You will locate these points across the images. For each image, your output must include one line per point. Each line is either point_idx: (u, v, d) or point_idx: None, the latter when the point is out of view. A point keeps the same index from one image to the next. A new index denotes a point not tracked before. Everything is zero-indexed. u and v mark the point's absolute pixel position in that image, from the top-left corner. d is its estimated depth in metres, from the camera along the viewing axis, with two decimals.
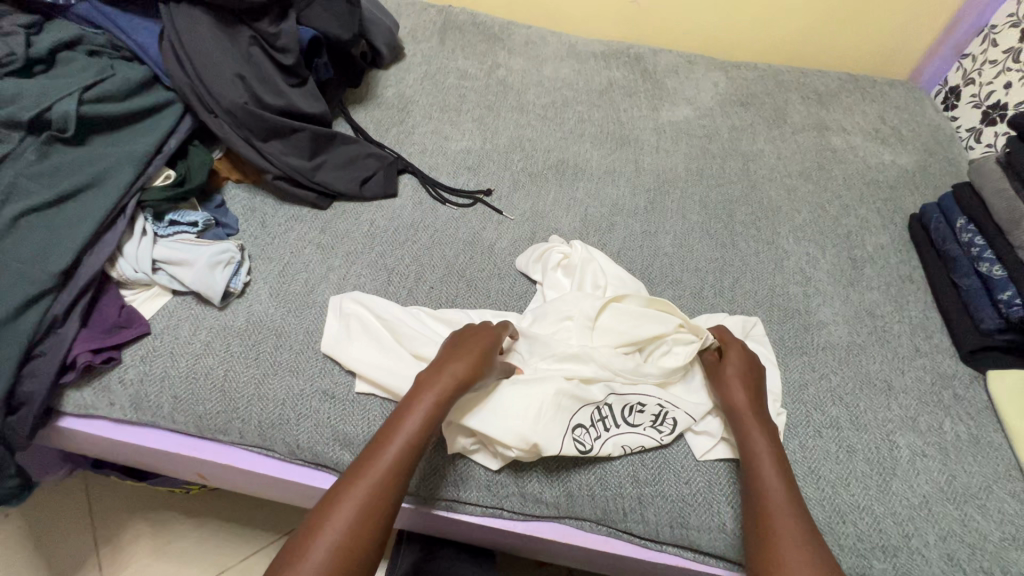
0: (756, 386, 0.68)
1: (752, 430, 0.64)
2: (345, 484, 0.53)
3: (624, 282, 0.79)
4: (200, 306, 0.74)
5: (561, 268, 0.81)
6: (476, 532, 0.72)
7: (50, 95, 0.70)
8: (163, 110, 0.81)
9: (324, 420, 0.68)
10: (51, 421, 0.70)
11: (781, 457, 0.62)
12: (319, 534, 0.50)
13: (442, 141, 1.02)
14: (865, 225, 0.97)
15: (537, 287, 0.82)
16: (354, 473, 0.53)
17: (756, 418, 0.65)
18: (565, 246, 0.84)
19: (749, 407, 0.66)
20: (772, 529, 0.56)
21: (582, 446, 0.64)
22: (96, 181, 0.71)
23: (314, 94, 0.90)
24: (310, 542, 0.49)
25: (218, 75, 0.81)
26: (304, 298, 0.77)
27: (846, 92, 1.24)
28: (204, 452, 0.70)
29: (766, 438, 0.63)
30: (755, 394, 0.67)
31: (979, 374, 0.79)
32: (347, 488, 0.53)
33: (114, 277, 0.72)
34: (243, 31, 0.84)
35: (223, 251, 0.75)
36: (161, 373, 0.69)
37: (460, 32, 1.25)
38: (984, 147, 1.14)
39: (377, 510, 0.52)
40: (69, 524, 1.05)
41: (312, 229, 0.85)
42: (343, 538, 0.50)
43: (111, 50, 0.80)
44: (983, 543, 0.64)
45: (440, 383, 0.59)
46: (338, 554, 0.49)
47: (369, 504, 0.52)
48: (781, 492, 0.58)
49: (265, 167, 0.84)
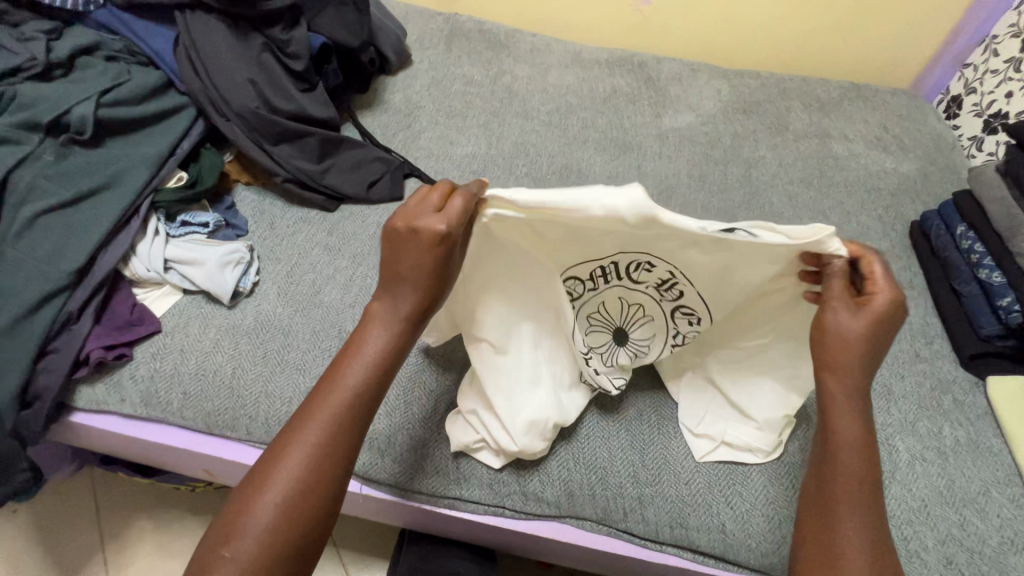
0: (874, 356, 0.53)
1: (842, 410, 0.53)
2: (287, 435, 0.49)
3: None
4: (210, 304, 0.76)
5: None
6: (477, 531, 0.72)
7: (69, 98, 0.73)
8: (177, 113, 0.83)
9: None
10: (63, 416, 0.72)
11: (872, 452, 0.52)
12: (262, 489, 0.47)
13: (448, 146, 1.04)
14: (866, 231, 0.98)
15: None
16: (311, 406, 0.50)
17: (853, 398, 0.53)
18: None
19: (850, 380, 0.53)
20: (833, 535, 0.50)
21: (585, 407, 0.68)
22: (111, 182, 0.73)
23: (323, 99, 0.92)
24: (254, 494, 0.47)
25: (231, 80, 0.83)
26: (312, 298, 0.79)
27: (848, 100, 1.26)
28: (211, 448, 0.72)
29: (860, 424, 0.53)
30: (870, 366, 0.53)
31: (979, 380, 0.80)
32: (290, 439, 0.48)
33: (127, 275, 0.74)
34: (255, 38, 0.86)
35: (234, 251, 0.77)
36: (171, 370, 0.71)
37: (467, 39, 1.28)
38: (986, 155, 1.15)
39: (325, 462, 0.48)
40: (77, 519, 1.06)
41: (320, 231, 0.87)
42: (293, 491, 0.47)
43: (127, 56, 0.83)
44: (981, 547, 0.64)
45: (393, 316, 0.52)
46: (284, 508, 0.46)
47: (314, 458, 0.48)
48: (857, 495, 0.51)
49: (275, 170, 0.86)
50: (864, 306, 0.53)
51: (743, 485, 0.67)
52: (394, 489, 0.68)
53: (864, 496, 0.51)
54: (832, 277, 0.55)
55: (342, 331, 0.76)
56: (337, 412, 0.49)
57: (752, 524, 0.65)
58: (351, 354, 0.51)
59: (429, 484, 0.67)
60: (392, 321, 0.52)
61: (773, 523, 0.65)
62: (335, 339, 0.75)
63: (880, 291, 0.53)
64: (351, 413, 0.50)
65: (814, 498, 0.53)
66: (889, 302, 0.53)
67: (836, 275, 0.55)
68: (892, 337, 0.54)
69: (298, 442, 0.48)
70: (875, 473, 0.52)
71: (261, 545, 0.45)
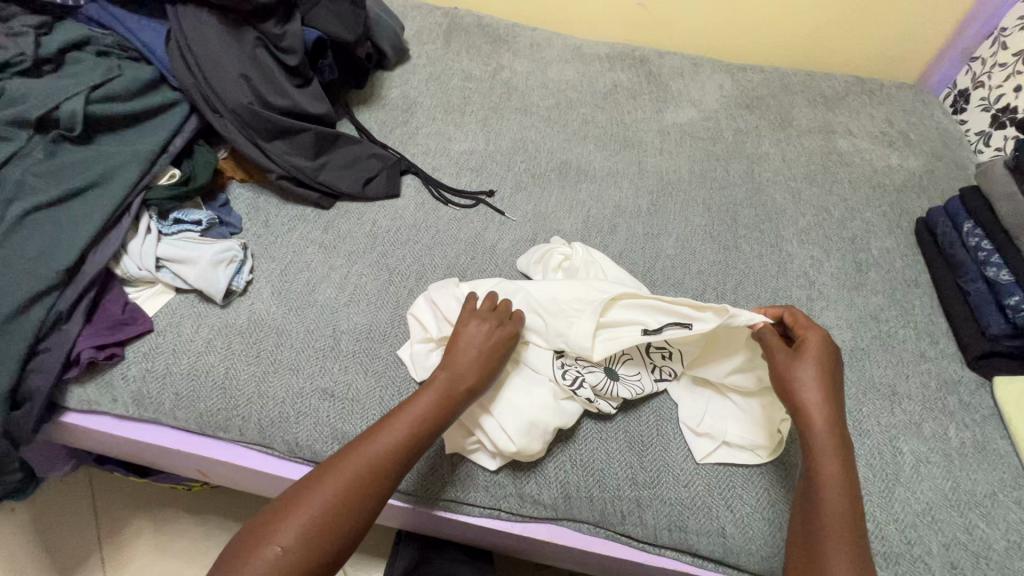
0: (832, 391, 0.59)
1: (821, 450, 0.56)
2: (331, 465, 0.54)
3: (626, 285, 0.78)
4: (203, 303, 0.75)
5: (562, 270, 0.80)
6: (473, 533, 0.71)
7: (58, 95, 0.71)
8: (169, 110, 0.82)
9: (322, 418, 0.69)
10: (54, 416, 0.71)
11: (853, 487, 0.55)
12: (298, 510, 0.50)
13: (445, 142, 1.03)
14: (870, 228, 0.96)
15: None
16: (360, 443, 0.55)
17: (831, 438, 0.56)
18: (566, 247, 0.83)
19: (821, 420, 0.57)
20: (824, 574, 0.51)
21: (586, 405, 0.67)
22: (102, 179, 0.72)
23: (319, 94, 0.91)
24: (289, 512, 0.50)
25: (224, 75, 0.82)
26: (306, 297, 0.78)
27: (853, 95, 1.24)
28: (204, 449, 0.71)
29: (838, 461, 0.56)
30: (832, 404, 0.58)
31: (985, 380, 0.78)
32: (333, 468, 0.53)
33: (119, 274, 0.73)
34: (248, 32, 0.85)
35: (227, 249, 0.76)
36: (163, 370, 0.70)
37: (465, 33, 1.26)
38: (994, 151, 1.12)
39: (361, 497, 0.52)
40: (74, 518, 1.06)
41: (315, 229, 0.86)
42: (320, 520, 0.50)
43: (118, 50, 0.81)
44: (987, 552, 0.63)
45: (448, 378, 0.59)
46: (313, 531, 0.49)
47: (351, 490, 0.52)
48: (841, 528, 0.52)
49: (269, 167, 0.85)
50: (804, 349, 0.61)
51: (743, 488, 0.66)
52: (389, 490, 0.67)
53: (846, 530, 0.52)
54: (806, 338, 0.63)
55: (336, 330, 0.75)
56: (382, 456, 0.54)
57: (753, 527, 0.64)
58: (403, 407, 0.58)
59: (424, 486, 0.66)
60: (446, 383, 0.59)
61: (774, 527, 0.64)
62: (329, 339, 0.74)
63: (809, 333, 0.63)
64: (393, 459, 0.55)
65: (802, 537, 0.54)
66: (819, 339, 0.62)
67: (766, 329, 0.64)
68: (838, 377, 0.61)
69: (340, 474, 0.52)
70: (856, 512, 0.53)
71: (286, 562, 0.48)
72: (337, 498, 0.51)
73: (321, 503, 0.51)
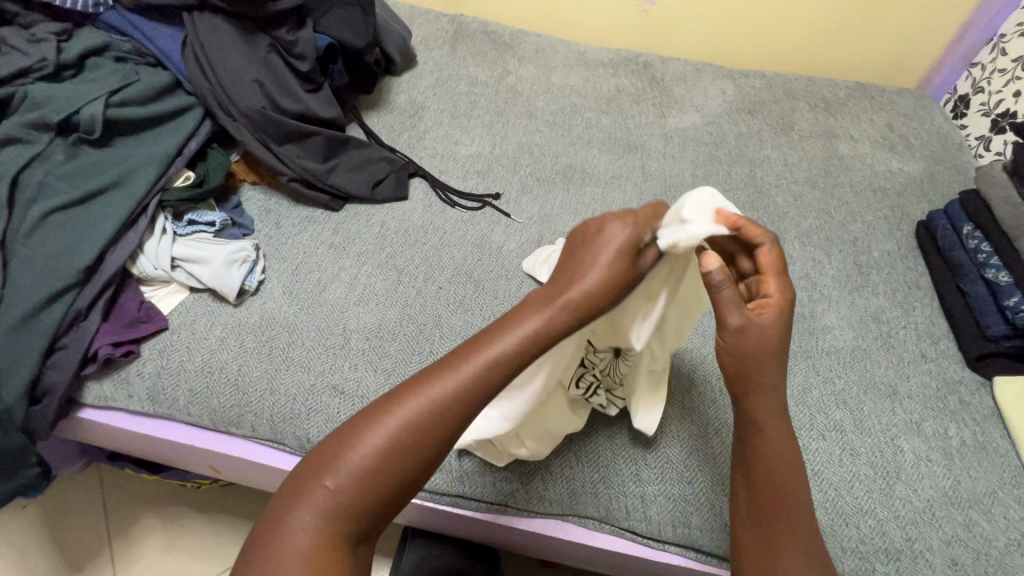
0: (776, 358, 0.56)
1: (774, 437, 0.56)
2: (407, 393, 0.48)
3: None
4: (216, 302, 0.77)
5: None
6: (481, 528, 0.73)
7: (79, 99, 0.74)
8: (184, 114, 0.84)
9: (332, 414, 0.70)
10: (71, 411, 0.73)
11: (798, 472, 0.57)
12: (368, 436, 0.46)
13: (452, 145, 1.04)
14: (871, 231, 0.97)
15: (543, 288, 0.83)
16: (437, 373, 0.49)
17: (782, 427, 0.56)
18: None
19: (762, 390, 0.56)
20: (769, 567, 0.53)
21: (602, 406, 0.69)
22: (120, 181, 0.74)
23: (329, 99, 0.93)
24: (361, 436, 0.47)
25: (238, 80, 0.84)
26: (316, 296, 0.79)
27: (854, 100, 1.25)
28: (217, 444, 0.72)
29: (789, 448, 0.56)
30: (772, 362, 0.55)
31: (985, 380, 0.79)
32: (411, 398, 0.48)
33: (135, 273, 0.75)
34: (262, 39, 0.87)
35: (240, 249, 0.78)
36: (178, 366, 0.72)
37: (471, 40, 1.28)
38: (994, 155, 1.14)
39: (438, 438, 0.47)
40: (84, 515, 1.08)
41: (325, 230, 0.87)
42: (386, 455, 0.46)
43: (136, 56, 0.84)
44: (987, 549, 0.64)
45: (550, 303, 0.51)
46: (376, 467, 0.46)
47: (431, 429, 0.47)
48: (794, 517, 0.54)
49: (281, 170, 0.87)
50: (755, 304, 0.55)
51: None
52: None
53: (798, 526, 0.54)
54: (718, 286, 0.54)
55: (346, 329, 0.76)
56: (463, 391, 0.48)
57: None
58: (502, 328, 0.50)
59: (433, 481, 0.67)
60: (548, 308, 0.50)
61: None
62: (339, 337, 0.75)
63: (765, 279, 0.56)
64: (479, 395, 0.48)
65: (748, 522, 0.55)
66: (781, 293, 0.56)
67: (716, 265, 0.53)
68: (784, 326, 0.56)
69: (423, 407, 0.47)
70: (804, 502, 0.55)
71: (348, 497, 0.45)
72: (412, 433, 0.47)
73: (395, 437, 0.46)
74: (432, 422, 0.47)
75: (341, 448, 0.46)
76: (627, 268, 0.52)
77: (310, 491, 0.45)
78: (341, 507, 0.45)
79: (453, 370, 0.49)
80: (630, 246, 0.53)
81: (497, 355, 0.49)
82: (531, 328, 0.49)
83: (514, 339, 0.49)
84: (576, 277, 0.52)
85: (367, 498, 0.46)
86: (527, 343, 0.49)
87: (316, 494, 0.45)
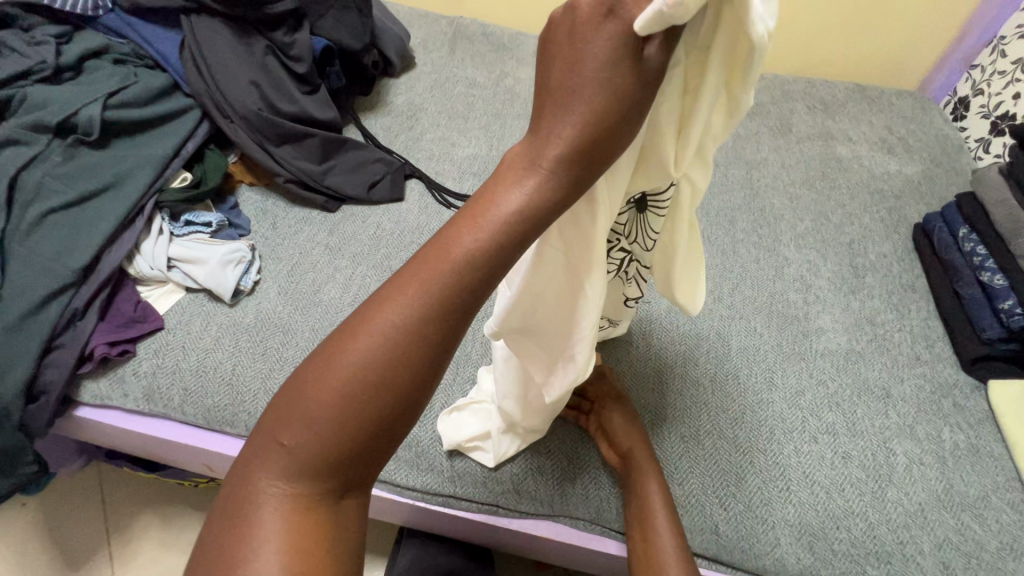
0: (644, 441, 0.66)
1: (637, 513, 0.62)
2: (364, 317, 0.38)
3: None
4: (211, 302, 0.77)
5: None
6: (473, 529, 0.73)
7: (77, 101, 0.75)
8: (182, 115, 0.85)
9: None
10: (68, 410, 0.73)
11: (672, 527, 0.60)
12: (323, 374, 0.37)
13: (449, 147, 1.05)
14: (868, 234, 0.97)
15: None
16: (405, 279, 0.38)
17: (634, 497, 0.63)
18: None
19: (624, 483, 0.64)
20: None
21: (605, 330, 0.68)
22: (117, 182, 0.75)
23: (325, 100, 0.93)
24: (316, 377, 0.37)
25: (234, 82, 0.84)
26: (311, 297, 0.80)
27: (853, 102, 1.25)
28: (211, 443, 0.73)
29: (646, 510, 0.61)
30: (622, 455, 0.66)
31: (980, 384, 0.79)
32: (369, 319, 0.37)
33: (132, 273, 0.76)
34: (259, 42, 0.88)
35: (236, 250, 0.79)
36: (173, 366, 0.72)
37: (470, 42, 1.29)
38: (994, 157, 1.13)
39: (418, 355, 0.37)
40: (83, 512, 1.08)
41: (321, 231, 0.88)
42: (354, 390, 0.36)
43: (134, 59, 0.85)
44: (979, 552, 0.63)
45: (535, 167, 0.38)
46: (344, 404, 0.36)
47: (403, 347, 0.37)
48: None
49: (277, 171, 0.87)
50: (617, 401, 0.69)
51: (737, 486, 0.67)
52: (389, 486, 0.68)
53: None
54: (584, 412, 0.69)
55: None
56: (444, 292, 0.37)
57: (745, 525, 0.65)
58: (478, 208, 0.39)
59: (424, 482, 0.68)
60: (532, 175, 0.38)
61: (766, 525, 0.65)
62: None
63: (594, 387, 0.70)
64: (457, 295, 0.37)
65: None
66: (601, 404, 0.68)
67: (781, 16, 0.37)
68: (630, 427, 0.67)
69: (382, 326, 0.37)
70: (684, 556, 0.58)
71: (313, 444, 0.36)
72: (379, 356, 0.37)
73: (358, 366, 0.36)
74: (400, 340, 0.37)
75: (293, 398, 0.37)
76: (629, 82, 0.36)
77: (266, 448, 0.37)
78: (302, 463, 0.36)
79: (415, 278, 0.38)
80: (615, 55, 0.36)
81: (468, 248, 0.37)
82: (506, 205, 0.38)
83: (488, 222, 0.38)
84: (548, 129, 0.38)
85: (338, 442, 0.36)
86: (510, 226, 0.38)
87: (276, 449, 0.37)
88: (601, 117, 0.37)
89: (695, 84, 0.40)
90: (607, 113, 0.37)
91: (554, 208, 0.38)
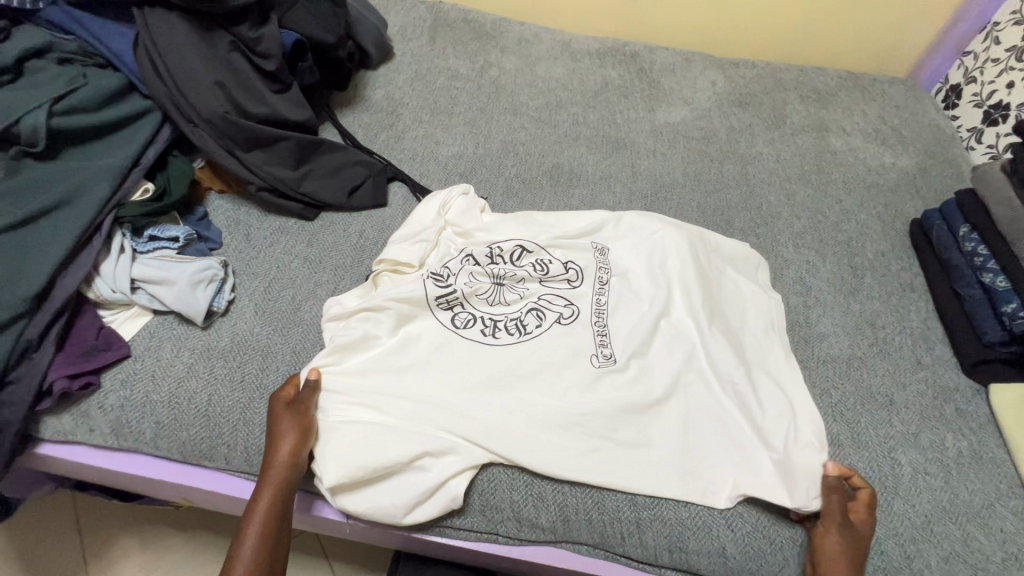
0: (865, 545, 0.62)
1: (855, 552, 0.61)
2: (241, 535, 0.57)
3: (656, 287, 0.78)
4: (183, 326, 0.72)
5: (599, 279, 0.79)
6: (473, 557, 0.71)
7: (18, 108, 0.67)
8: (139, 121, 0.78)
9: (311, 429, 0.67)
10: (30, 447, 0.68)
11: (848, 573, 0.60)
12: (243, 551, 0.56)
13: (433, 146, 0.99)
14: (865, 231, 0.95)
15: (591, 290, 0.78)
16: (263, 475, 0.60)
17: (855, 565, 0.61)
18: (579, 264, 0.81)
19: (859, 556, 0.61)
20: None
21: (663, 327, 0.75)
22: (70, 198, 0.68)
23: (299, 100, 0.87)
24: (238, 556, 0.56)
25: (196, 83, 0.77)
26: (291, 316, 0.75)
27: (846, 90, 1.22)
28: (190, 478, 0.68)
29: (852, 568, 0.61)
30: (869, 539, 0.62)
31: (981, 387, 0.78)
32: (253, 507, 0.59)
33: (91, 297, 0.69)
34: (222, 37, 0.81)
35: (206, 268, 0.73)
36: (142, 398, 0.67)
37: (451, 29, 1.22)
38: (986, 148, 1.12)
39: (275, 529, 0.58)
40: (55, 540, 1.02)
41: (299, 243, 0.82)
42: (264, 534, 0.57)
43: (82, 57, 0.76)
44: (985, 564, 0.63)
45: (293, 410, 0.63)
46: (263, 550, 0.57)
47: (285, 470, 0.60)
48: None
49: (248, 178, 0.81)
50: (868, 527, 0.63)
51: (744, 505, 0.64)
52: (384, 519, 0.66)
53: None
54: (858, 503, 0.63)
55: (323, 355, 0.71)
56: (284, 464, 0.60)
57: (753, 546, 0.63)
58: (276, 431, 0.62)
59: None
60: (292, 415, 0.63)
61: (774, 546, 0.63)
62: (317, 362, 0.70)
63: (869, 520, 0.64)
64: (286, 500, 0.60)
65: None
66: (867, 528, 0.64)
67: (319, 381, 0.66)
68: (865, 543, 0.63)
69: (268, 485, 0.59)
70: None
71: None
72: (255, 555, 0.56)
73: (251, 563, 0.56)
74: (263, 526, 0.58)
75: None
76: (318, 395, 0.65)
77: None
78: None
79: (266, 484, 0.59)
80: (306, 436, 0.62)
81: (287, 444, 0.61)
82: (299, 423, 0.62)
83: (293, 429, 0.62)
84: (276, 408, 0.63)
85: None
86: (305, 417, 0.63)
87: None
88: (302, 435, 0.62)
89: (443, 217, 0.83)
90: (310, 416, 0.63)
91: (305, 433, 0.62)
